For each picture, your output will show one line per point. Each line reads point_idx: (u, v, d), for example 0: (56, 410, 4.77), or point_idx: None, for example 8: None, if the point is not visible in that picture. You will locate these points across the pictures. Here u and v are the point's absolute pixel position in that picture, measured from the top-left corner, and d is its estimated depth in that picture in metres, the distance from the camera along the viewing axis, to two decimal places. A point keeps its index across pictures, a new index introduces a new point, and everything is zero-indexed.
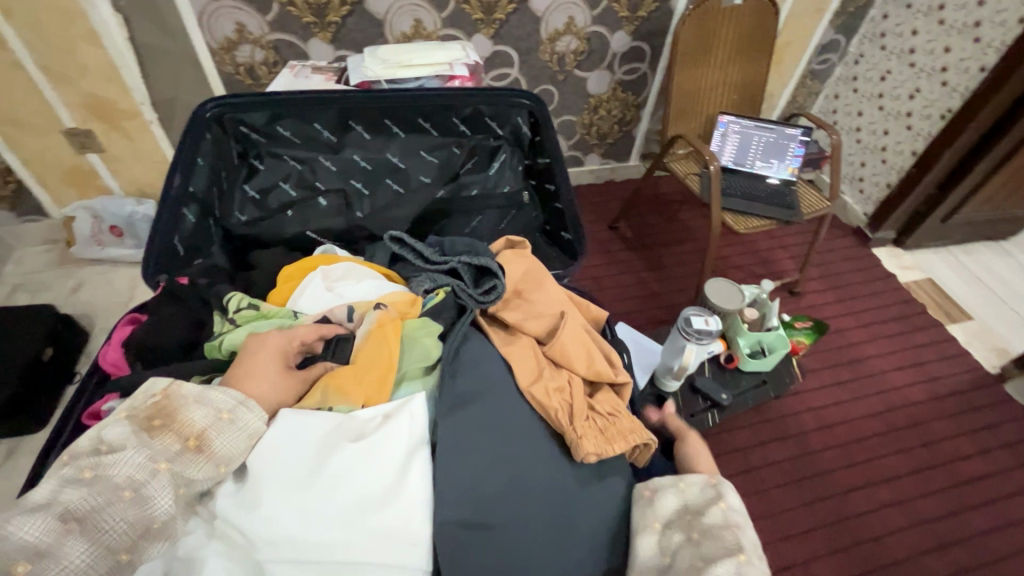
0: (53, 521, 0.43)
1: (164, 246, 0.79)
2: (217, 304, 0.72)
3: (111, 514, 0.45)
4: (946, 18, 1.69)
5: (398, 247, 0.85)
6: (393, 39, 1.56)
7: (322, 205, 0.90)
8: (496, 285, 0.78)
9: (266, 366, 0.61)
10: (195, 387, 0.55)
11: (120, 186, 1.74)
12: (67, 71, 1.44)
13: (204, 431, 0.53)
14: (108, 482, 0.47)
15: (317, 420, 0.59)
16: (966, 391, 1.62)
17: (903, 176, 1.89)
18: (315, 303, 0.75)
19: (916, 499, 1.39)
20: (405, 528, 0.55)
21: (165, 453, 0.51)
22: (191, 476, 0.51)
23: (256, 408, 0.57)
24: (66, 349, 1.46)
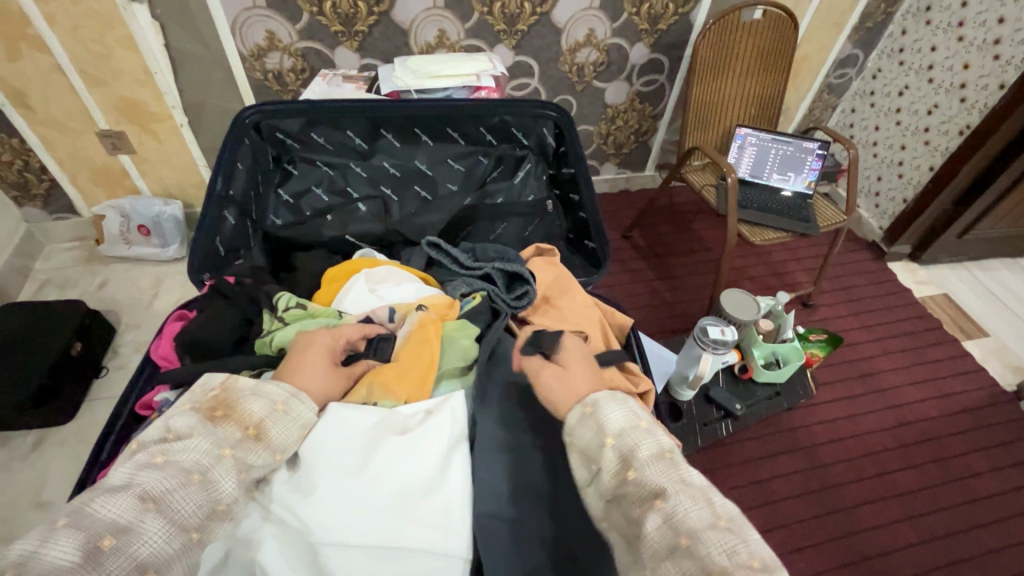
0: (132, 500, 0.45)
1: (206, 247, 0.82)
2: (265, 303, 0.75)
3: (182, 495, 0.48)
4: (965, 35, 1.70)
5: (434, 252, 0.88)
6: (417, 49, 1.59)
7: (360, 211, 0.92)
8: (527, 291, 0.82)
9: (319, 363, 0.62)
10: (250, 380, 0.57)
11: (148, 187, 1.79)
12: (103, 75, 1.49)
13: (262, 421, 0.54)
14: (178, 466, 0.49)
15: (364, 413, 0.61)
16: (980, 408, 1.61)
17: (920, 191, 1.89)
18: (357, 303, 0.77)
19: (927, 516, 1.38)
20: (446, 521, 0.57)
21: (228, 440, 0.52)
22: (252, 462, 0.53)
23: (309, 401, 0.59)
24: (93, 343, 1.50)
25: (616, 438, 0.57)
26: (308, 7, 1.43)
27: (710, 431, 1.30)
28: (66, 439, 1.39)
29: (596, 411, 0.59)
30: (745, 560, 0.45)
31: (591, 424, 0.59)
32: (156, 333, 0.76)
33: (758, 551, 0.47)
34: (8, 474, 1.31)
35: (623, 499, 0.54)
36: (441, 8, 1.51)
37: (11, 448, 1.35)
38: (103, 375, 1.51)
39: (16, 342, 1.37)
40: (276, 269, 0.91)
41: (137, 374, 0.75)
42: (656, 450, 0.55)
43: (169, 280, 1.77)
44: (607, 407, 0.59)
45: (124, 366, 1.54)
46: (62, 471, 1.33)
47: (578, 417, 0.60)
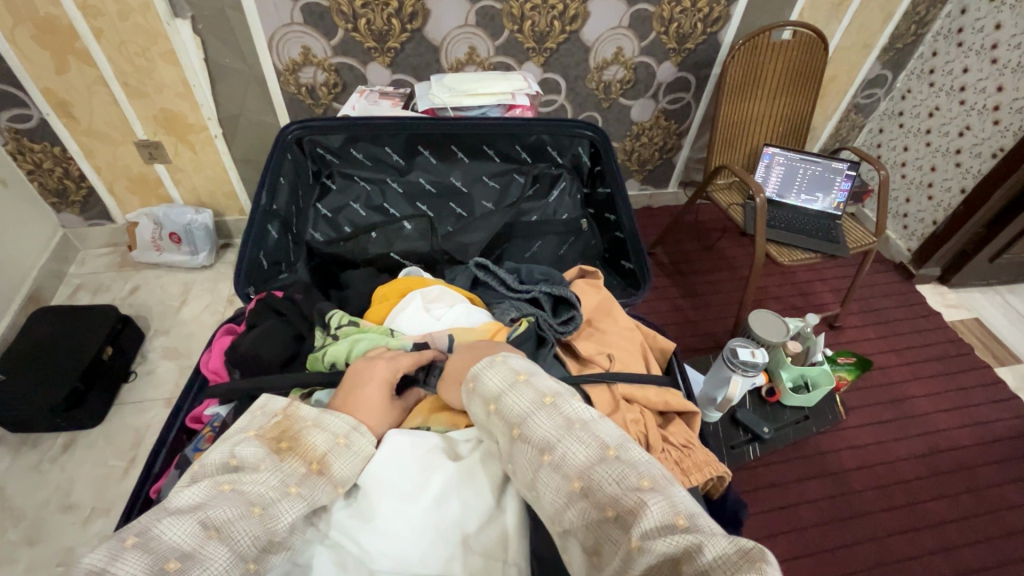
0: (196, 526, 0.47)
1: (253, 260, 0.86)
2: (320, 321, 0.76)
3: (243, 526, 0.49)
4: (999, 58, 1.67)
5: (481, 273, 0.87)
6: (446, 65, 1.62)
7: (407, 229, 0.92)
8: (573, 316, 0.80)
9: (372, 406, 0.62)
10: (313, 412, 0.60)
11: (181, 196, 1.83)
12: (144, 88, 1.53)
13: (325, 455, 0.56)
14: (243, 496, 0.51)
15: (421, 439, 0.62)
16: (1015, 438, 1.56)
17: (951, 213, 1.85)
18: (411, 323, 0.76)
19: (961, 548, 1.34)
20: (502, 554, 0.57)
21: (293, 476, 0.54)
22: (313, 497, 0.54)
23: (367, 433, 0.60)
24: (124, 349, 1.52)
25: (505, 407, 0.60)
26: (343, 24, 1.46)
27: (737, 453, 1.28)
28: (95, 443, 1.41)
29: (477, 382, 0.63)
30: (672, 520, 0.47)
31: (477, 396, 0.62)
32: (206, 345, 0.79)
33: (684, 506, 0.49)
34: (39, 476, 1.33)
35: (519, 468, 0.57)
36: (473, 26, 1.53)
37: (43, 450, 1.38)
38: (132, 381, 1.54)
39: (52, 347, 1.40)
40: (321, 286, 0.92)
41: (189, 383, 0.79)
42: (535, 401, 0.59)
43: (198, 288, 1.80)
44: (485, 375, 0.62)
45: (152, 372, 1.56)
46: (90, 475, 1.35)
47: (467, 395, 0.63)
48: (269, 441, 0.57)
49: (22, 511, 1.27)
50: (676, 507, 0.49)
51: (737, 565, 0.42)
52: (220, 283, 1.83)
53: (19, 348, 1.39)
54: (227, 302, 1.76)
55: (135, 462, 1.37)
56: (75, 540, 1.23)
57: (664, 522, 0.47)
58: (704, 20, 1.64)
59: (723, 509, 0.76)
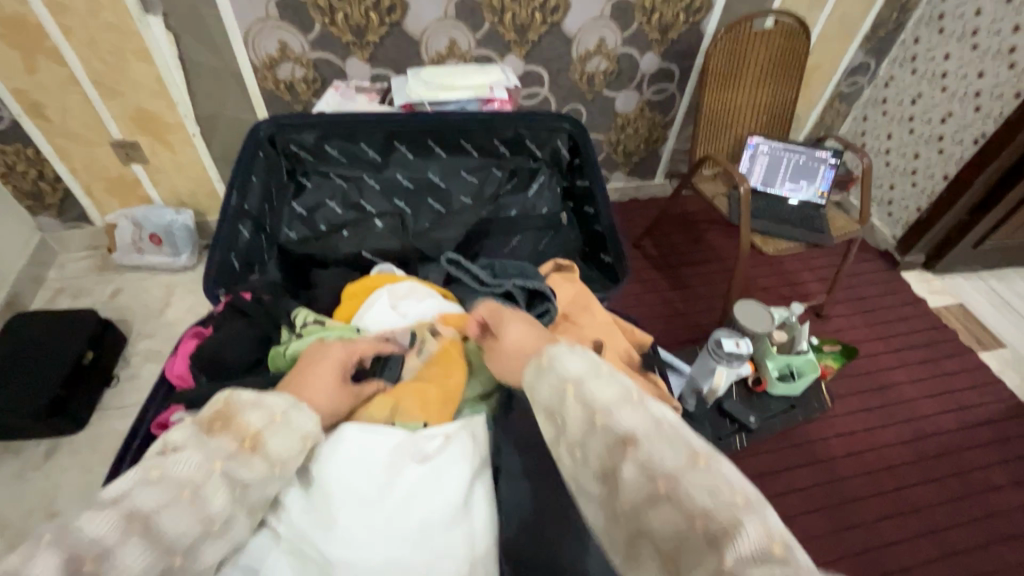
0: (117, 519, 0.43)
1: (222, 262, 0.83)
2: (286, 320, 0.76)
3: (171, 514, 0.46)
4: (980, 44, 1.68)
5: (453, 268, 0.85)
6: (427, 59, 1.60)
7: (377, 227, 0.91)
8: (548, 308, 0.79)
9: (322, 387, 0.60)
10: (250, 391, 0.55)
11: (161, 196, 1.80)
12: (118, 86, 1.50)
13: (259, 432, 0.53)
14: (171, 481, 0.47)
15: (384, 436, 0.61)
16: (999, 421, 1.58)
17: (935, 200, 1.86)
18: (378, 320, 0.77)
19: (947, 531, 1.35)
20: (468, 552, 0.57)
21: (221, 452, 0.50)
22: (245, 477, 0.51)
23: (308, 411, 0.57)
24: (106, 352, 1.50)
25: (594, 390, 0.53)
26: (320, 19, 1.44)
27: (725, 444, 1.28)
28: (79, 449, 1.39)
29: (554, 363, 0.57)
30: (771, 551, 0.40)
31: (551, 377, 0.56)
32: (171, 348, 0.77)
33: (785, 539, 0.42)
34: (22, 484, 1.31)
35: (589, 446, 0.50)
36: (453, 18, 1.51)
37: (25, 457, 1.36)
38: (115, 385, 1.52)
39: (30, 352, 1.37)
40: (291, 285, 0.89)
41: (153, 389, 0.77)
42: (619, 393, 0.52)
43: (181, 289, 1.78)
44: (565, 360, 0.56)
45: (137, 376, 1.54)
46: (75, 481, 1.33)
47: (537, 374, 0.58)
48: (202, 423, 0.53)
49: (5, 520, 1.25)
50: (737, 499, 0.43)
51: (769, 556, 0.40)
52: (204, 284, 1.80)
53: None
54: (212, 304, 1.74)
55: None
56: None
57: (740, 528, 0.42)
58: (685, 10, 1.63)
59: None
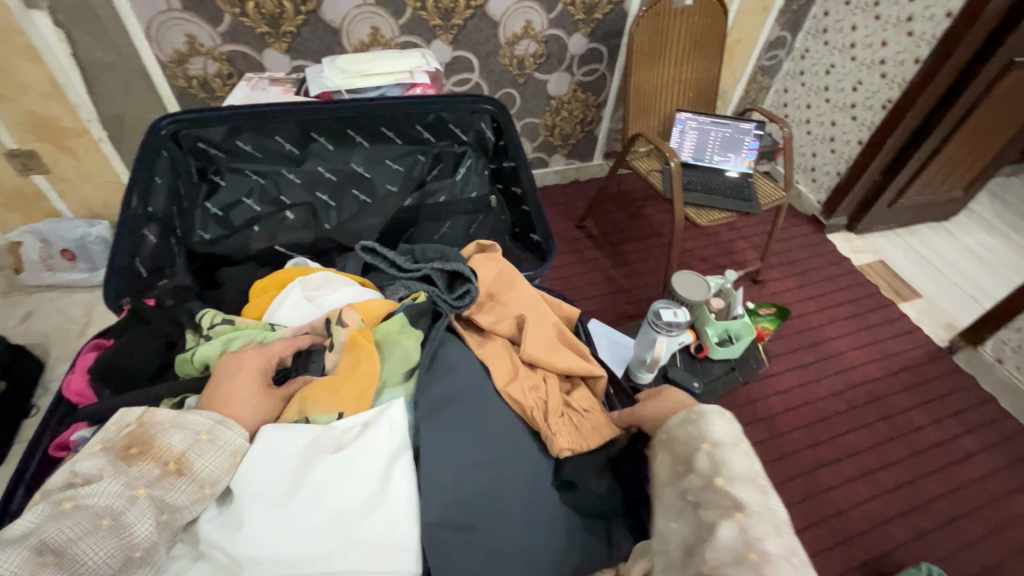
0: (27, 554, 0.41)
1: (126, 269, 0.78)
2: (189, 322, 0.71)
3: (89, 544, 0.43)
4: (882, 14, 1.78)
5: (370, 256, 0.86)
6: (350, 48, 1.54)
7: (289, 219, 0.89)
8: (469, 289, 0.79)
9: (245, 393, 0.59)
10: (170, 412, 0.54)
11: (71, 209, 1.67)
12: (5, 91, 1.37)
13: (184, 454, 0.51)
14: (87, 511, 0.45)
15: (295, 433, 0.59)
16: (918, 365, 1.71)
17: (852, 164, 1.98)
18: (294, 314, 0.73)
19: (876, 472, 1.45)
20: (389, 536, 0.56)
21: (142, 479, 0.49)
22: (171, 500, 0.49)
23: (235, 427, 0.56)
24: (19, 382, 1.39)
25: (715, 442, 0.59)
26: (229, 8, 1.35)
27: None
28: None
29: (701, 418, 0.61)
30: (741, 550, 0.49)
31: (693, 429, 0.61)
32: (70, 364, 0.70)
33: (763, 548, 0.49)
34: None
35: (692, 476, 0.57)
36: (373, 5, 1.46)
37: None
38: (35, 415, 1.41)
39: None
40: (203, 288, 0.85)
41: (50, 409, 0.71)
42: (749, 472, 0.56)
43: (101, 306, 1.66)
44: (715, 420, 0.61)
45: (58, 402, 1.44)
46: None
47: (681, 421, 0.63)
48: (117, 450, 0.51)
49: None
50: (752, 543, 0.49)
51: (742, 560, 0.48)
52: None
53: None
54: None
55: None
56: None
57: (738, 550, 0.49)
58: None
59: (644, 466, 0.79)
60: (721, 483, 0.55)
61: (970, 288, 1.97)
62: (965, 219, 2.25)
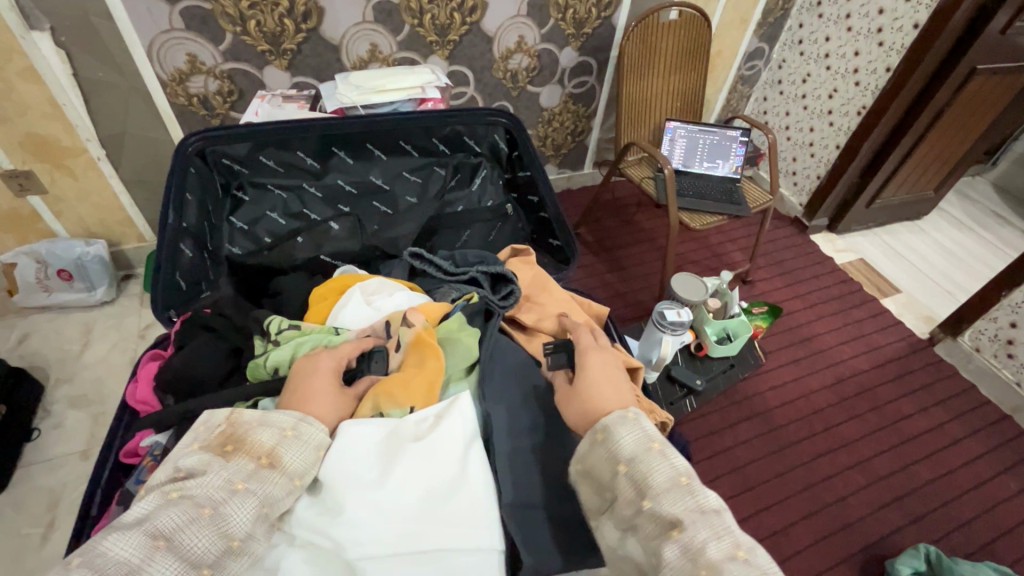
0: (144, 538, 0.45)
1: (167, 282, 0.83)
2: (257, 329, 0.75)
3: (193, 531, 0.47)
4: (853, 26, 1.88)
5: (417, 261, 0.91)
6: (349, 65, 1.57)
7: (334, 230, 0.92)
8: (512, 290, 0.86)
9: (324, 392, 0.62)
10: (256, 412, 0.58)
11: (67, 228, 1.65)
12: (3, 111, 1.36)
13: (274, 448, 0.55)
14: (191, 501, 0.49)
15: (378, 426, 0.62)
16: (902, 357, 1.79)
17: (831, 168, 2.07)
18: (355, 317, 0.77)
19: (871, 459, 1.52)
20: (474, 518, 0.59)
21: (240, 473, 0.52)
22: (267, 493, 0.53)
23: (317, 423, 0.59)
24: (19, 405, 1.36)
25: (631, 456, 0.58)
26: (230, 28, 1.37)
27: (676, 409, 1.37)
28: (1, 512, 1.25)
29: (609, 437, 0.61)
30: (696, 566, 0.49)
31: (606, 452, 0.60)
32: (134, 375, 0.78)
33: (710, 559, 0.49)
34: None
35: (620, 500, 0.57)
36: (372, 22, 1.50)
37: None
38: (37, 438, 1.38)
39: None
40: (250, 297, 0.89)
41: (115, 417, 0.79)
42: (671, 477, 0.56)
43: (99, 326, 1.64)
44: (620, 432, 0.60)
45: (60, 425, 1.41)
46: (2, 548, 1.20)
47: (590, 445, 0.62)
48: (213, 447, 0.55)
49: None
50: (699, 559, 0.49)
51: None
52: (126, 318, 1.67)
53: None
54: (139, 338, 1.62)
55: (55, 525, 1.23)
56: None
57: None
58: (597, 5, 1.71)
59: None
60: (647, 505, 0.54)
61: (946, 282, 2.08)
62: (936, 217, 2.37)
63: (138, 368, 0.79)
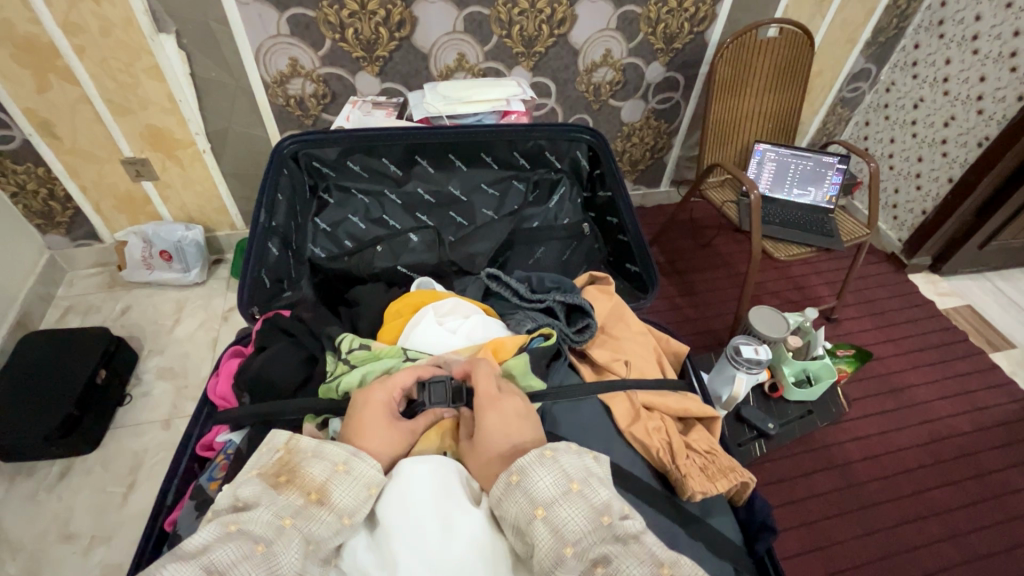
0: (201, 573, 0.49)
1: (255, 281, 0.88)
2: (331, 346, 0.78)
3: (244, 568, 0.50)
4: (981, 48, 1.70)
5: (493, 283, 0.91)
6: (436, 73, 1.61)
7: (413, 241, 0.94)
8: (588, 324, 0.83)
9: (374, 421, 0.64)
10: (315, 443, 0.61)
11: (171, 213, 1.80)
12: (129, 104, 1.51)
13: (324, 483, 0.58)
14: (246, 535, 0.52)
15: (435, 466, 0.61)
16: (1014, 423, 1.58)
17: (940, 203, 1.88)
18: (427, 337, 0.77)
19: (967, 535, 1.35)
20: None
21: (288, 508, 0.55)
22: (313, 530, 0.54)
23: (368, 458, 0.60)
24: (117, 371, 1.49)
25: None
26: (330, 34, 1.45)
27: (743, 451, 1.29)
28: (92, 468, 1.37)
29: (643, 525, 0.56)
30: None
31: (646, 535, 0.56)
32: (216, 370, 0.84)
33: None
34: (35, 506, 1.30)
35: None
36: (461, 32, 1.53)
37: (38, 478, 1.34)
38: (128, 403, 1.51)
39: (45, 374, 1.37)
40: (326, 303, 0.94)
41: (195, 408, 0.84)
42: None
43: (190, 304, 1.78)
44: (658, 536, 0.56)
45: (149, 394, 1.53)
46: (88, 501, 1.31)
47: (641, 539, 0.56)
48: (272, 478, 0.59)
49: (20, 543, 1.24)
50: None
51: None
52: (214, 299, 1.80)
53: (10, 375, 1.36)
54: (223, 319, 1.74)
55: (135, 486, 1.34)
56: (74, 569, 1.20)
57: None
58: (690, 20, 1.65)
59: (750, 516, 0.74)
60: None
61: None
62: None
63: (220, 364, 0.85)
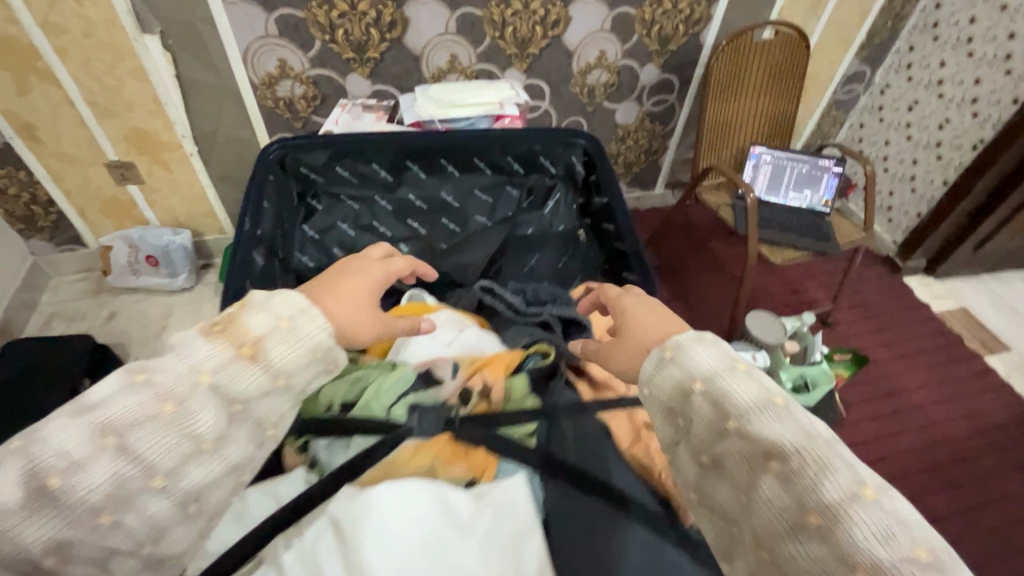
0: (92, 432, 0.41)
1: (239, 291, 0.83)
2: None
3: (148, 430, 0.43)
4: (976, 51, 1.69)
5: (487, 296, 0.88)
6: (428, 75, 1.58)
7: (403, 250, 0.93)
8: (584, 338, 0.81)
9: (352, 300, 0.55)
10: (256, 295, 0.50)
11: (157, 217, 1.76)
12: (114, 107, 1.47)
13: (260, 338, 0.48)
14: (153, 390, 0.44)
15: (410, 502, 0.54)
16: (1008, 425, 1.58)
17: (935, 206, 1.88)
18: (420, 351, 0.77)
19: (964, 542, 1.34)
20: None
21: (212, 361, 0.46)
22: (239, 388, 0.47)
23: (320, 320, 0.51)
24: (102, 380, 1.45)
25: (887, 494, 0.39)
26: (320, 35, 1.42)
27: None
28: None
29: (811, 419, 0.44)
30: None
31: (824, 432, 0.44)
32: None
33: None
34: None
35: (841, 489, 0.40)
36: (454, 33, 1.50)
37: None
38: None
39: (26, 384, 1.33)
40: None
41: None
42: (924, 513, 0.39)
43: (178, 310, 1.74)
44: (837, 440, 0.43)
45: None
46: None
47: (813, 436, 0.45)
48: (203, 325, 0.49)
49: None
50: None
51: None
52: (202, 305, 1.76)
53: None
54: None
55: None
56: None
57: None
58: (685, 21, 1.64)
59: None
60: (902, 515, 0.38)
61: None
62: None
63: None
